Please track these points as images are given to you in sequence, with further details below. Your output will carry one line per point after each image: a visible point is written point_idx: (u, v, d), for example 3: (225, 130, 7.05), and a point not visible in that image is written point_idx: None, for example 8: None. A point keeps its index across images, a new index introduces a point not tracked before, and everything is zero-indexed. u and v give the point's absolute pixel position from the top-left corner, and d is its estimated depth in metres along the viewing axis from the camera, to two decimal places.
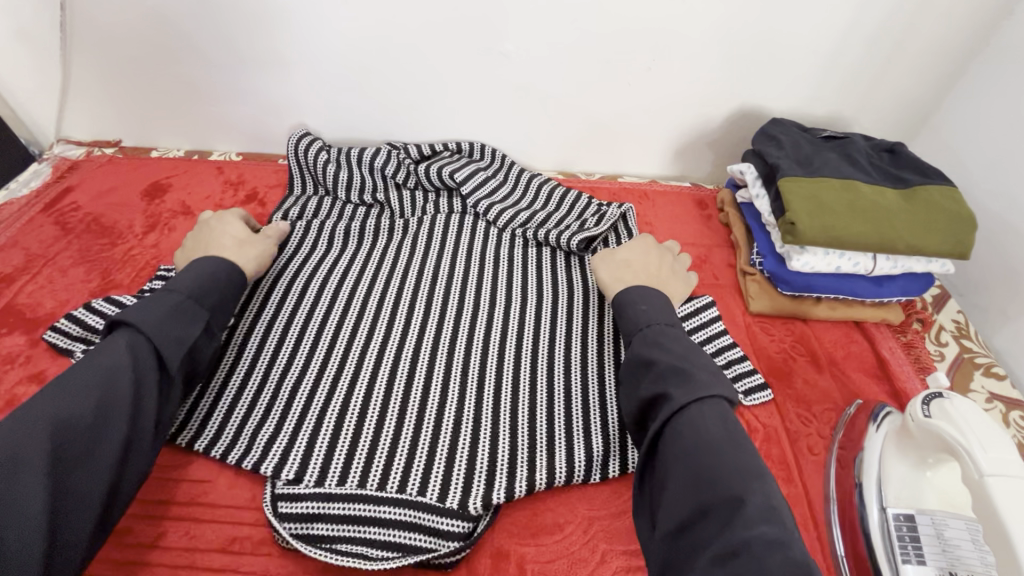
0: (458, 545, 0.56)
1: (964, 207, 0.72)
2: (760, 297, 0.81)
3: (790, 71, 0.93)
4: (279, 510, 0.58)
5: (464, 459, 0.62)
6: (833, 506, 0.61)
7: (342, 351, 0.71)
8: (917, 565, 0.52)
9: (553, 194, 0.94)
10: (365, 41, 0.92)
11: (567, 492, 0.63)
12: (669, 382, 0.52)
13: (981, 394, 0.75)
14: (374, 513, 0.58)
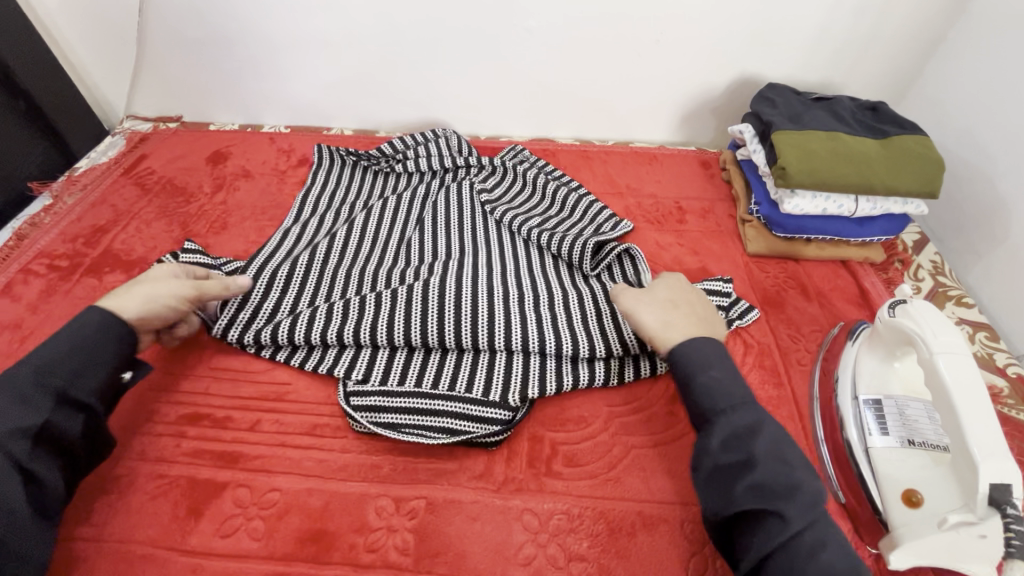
0: (500, 429, 0.67)
1: (935, 153, 0.82)
2: (757, 240, 0.92)
3: (785, 41, 1.03)
4: (351, 402, 0.70)
5: (502, 366, 0.73)
6: (816, 402, 0.72)
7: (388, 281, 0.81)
8: (883, 436, 0.63)
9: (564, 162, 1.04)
10: (402, 21, 1.03)
11: (589, 397, 0.74)
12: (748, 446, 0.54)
13: (952, 319, 0.85)
14: (430, 405, 0.69)
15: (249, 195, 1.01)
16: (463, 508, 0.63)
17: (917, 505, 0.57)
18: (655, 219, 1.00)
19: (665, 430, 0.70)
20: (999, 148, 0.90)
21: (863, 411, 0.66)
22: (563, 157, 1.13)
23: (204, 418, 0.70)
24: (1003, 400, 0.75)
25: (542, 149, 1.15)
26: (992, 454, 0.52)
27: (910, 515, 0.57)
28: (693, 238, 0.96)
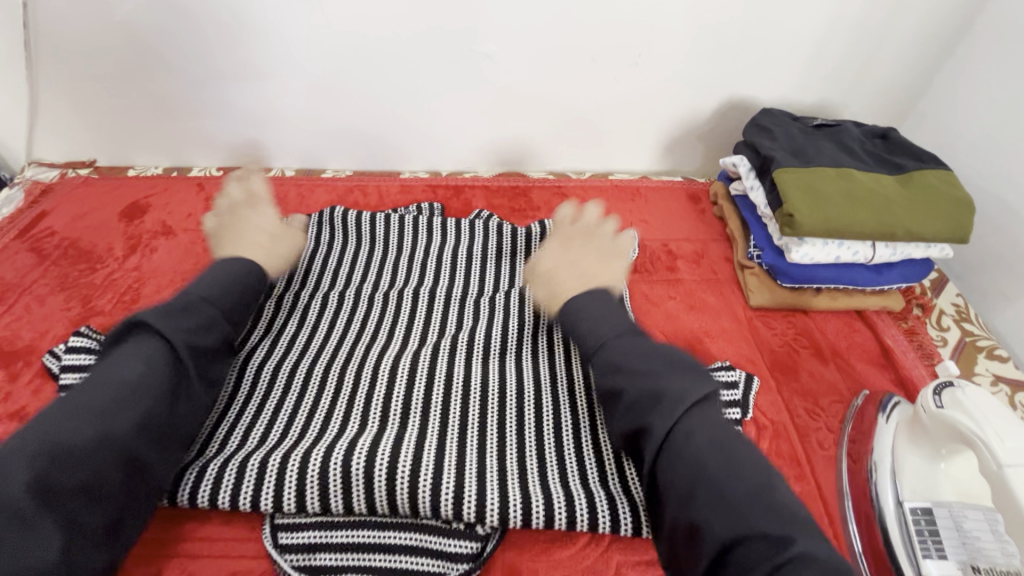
0: (467, 567, 0.55)
1: (962, 191, 0.71)
2: (761, 291, 0.80)
3: (776, 62, 0.92)
4: (278, 541, 0.56)
5: (474, 467, 0.58)
6: (847, 501, 0.60)
7: (321, 374, 0.67)
8: (941, 561, 0.51)
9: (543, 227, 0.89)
10: (345, 47, 0.90)
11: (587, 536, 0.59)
12: (600, 372, 0.56)
13: (987, 378, 0.74)
14: (377, 538, 0.56)
15: (168, 257, 0.86)
16: None
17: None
18: (644, 265, 0.87)
19: None
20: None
21: (909, 526, 0.54)
22: (536, 195, 1.00)
23: None
24: None
25: (511, 187, 1.02)
26: None
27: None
28: (687, 288, 0.84)
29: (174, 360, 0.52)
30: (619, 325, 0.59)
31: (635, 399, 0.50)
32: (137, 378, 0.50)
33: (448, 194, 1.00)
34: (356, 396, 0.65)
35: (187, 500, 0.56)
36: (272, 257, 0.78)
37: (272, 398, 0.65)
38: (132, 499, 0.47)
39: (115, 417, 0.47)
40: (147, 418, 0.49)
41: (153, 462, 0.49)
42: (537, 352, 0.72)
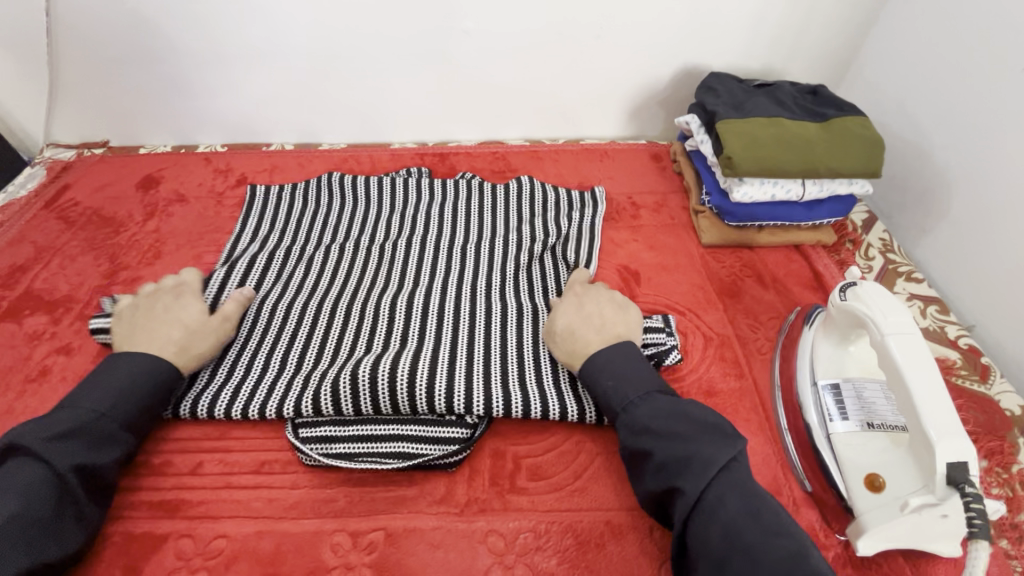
0: (458, 448, 0.65)
1: (874, 133, 0.83)
2: (711, 230, 0.91)
3: (724, 31, 1.03)
4: (300, 435, 0.66)
5: (464, 374, 0.68)
6: (777, 391, 0.72)
7: (332, 310, 0.78)
8: (844, 421, 0.63)
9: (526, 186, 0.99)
10: (336, 29, 1.00)
11: (565, 428, 0.69)
12: (630, 422, 0.58)
13: (903, 295, 0.87)
14: (386, 431, 0.66)
15: (183, 221, 0.96)
16: (424, 536, 0.60)
17: (879, 489, 0.56)
18: (610, 216, 0.98)
19: None
20: (935, 123, 0.92)
21: (821, 398, 0.66)
22: (514, 159, 1.11)
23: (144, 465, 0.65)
24: (956, 372, 0.76)
25: (491, 153, 1.12)
26: (945, 428, 0.52)
27: (872, 499, 0.57)
28: (648, 233, 0.95)
29: (51, 427, 0.55)
30: (622, 380, 0.62)
31: (665, 461, 0.54)
32: (27, 459, 0.53)
33: (434, 161, 1.10)
34: (363, 326, 0.75)
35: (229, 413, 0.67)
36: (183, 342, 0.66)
37: (289, 330, 0.75)
38: (43, 543, 0.51)
39: (5, 492, 0.50)
40: (37, 481, 0.52)
41: (45, 515, 0.51)
42: (521, 287, 0.82)
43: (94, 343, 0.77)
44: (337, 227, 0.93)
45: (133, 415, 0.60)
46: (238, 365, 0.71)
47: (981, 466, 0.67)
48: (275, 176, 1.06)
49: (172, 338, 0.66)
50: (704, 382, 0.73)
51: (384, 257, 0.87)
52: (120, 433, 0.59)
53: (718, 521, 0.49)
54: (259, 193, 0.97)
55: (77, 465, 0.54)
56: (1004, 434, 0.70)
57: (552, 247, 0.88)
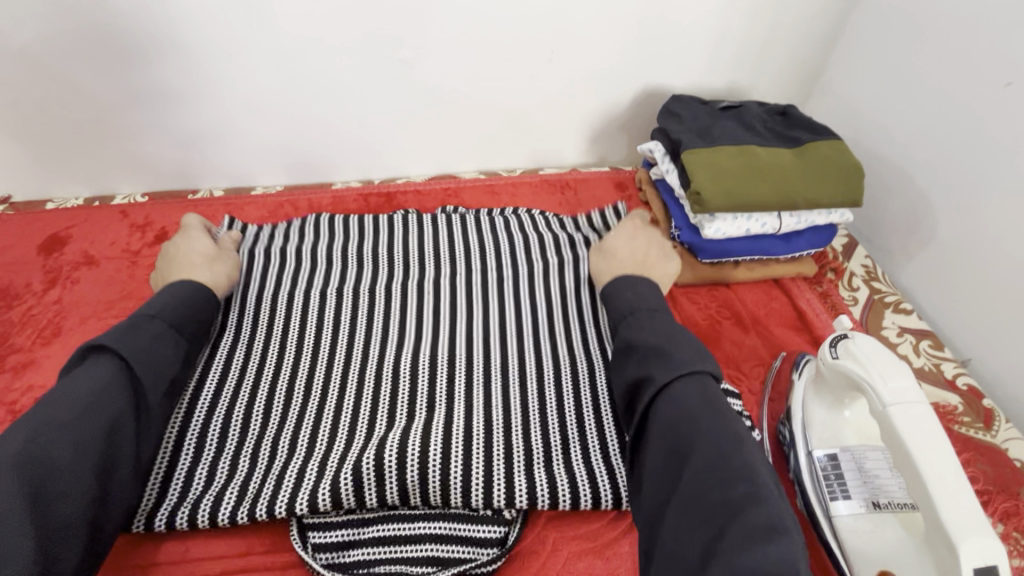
0: (495, 551, 0.56)
1: (851, 157, 0.76)
2: (684, 269, 0.83)
3: (683, 50, 0.96)
4: (309, 541, 0.57)
5: (500, 453, 0.60)
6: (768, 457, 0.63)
7: (269, 386, 0.67)
8: (846, 501, 0.55)
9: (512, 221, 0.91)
10: (266, 67, 0.91)
11: (539, 521, 0.60)
12: (650, 365, 0.54)
13: (893, 330, 0.80)
14: (408, 531, 0.57)
15: (91, 287, 0.84)
16: None
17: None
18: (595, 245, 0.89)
19: (620, 526, 0.59)
20: (911, 140, 0.86)
21: (818, 473, 0.57)
22: (467, 195, 1.02)
23: None
24: (959, 419, 0.69)
25: (442, 189, 1.03)
26: (967, 522, 0.44)
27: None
28: None
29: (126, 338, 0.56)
30: (670, 335, 0.57)
31: (673, 418, 0.49)
32: (100, 363, 0.54)
33: (380, 201, 1.00)
34: (364, 395, 0.66)
35: (143, 527, 0.57)
36: (216, 277, 0.73)
37: (217, 414, 0.64)
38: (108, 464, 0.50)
39: (76, 418, 0.50)
40: (105, 387, 0.52)
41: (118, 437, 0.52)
42: (487, 341, 0.73)
43: None
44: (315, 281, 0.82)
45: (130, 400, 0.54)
46: (153, 461, 0.60)
47: (997, 531, 0.60)
48: None
49: (193, 261, 0.72)
50: None
51: (332, 317, 0.76)
52: (169, 332, 0.60)
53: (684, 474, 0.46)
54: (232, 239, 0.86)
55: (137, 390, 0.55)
56: (1017, 490, 0.63)
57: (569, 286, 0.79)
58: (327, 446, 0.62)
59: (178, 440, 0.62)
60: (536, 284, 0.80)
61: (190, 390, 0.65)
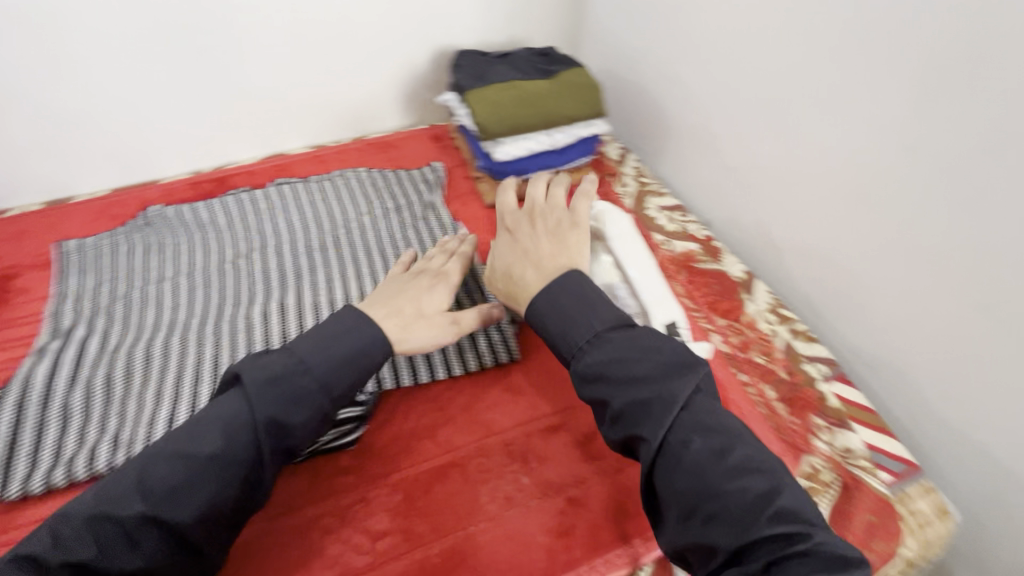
0: (353, 427, 0.68)
1: (592, 79, 0.97)
2: (491, 192, 1.01)
3: (460, 11, 1.12)
4: None
5: None
6: None
7: (128, 356, 0.75)
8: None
9: (345, 185, 1.03)
10: (60, 72, 0.92)
11: (393, 399, 0.73)
12: (638, 421, 0.51)
13: (654, 209, 1.03)
14: None
15: None
16: (255, 547, 0.60)
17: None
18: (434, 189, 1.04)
19: (456, 387, 0.74)
20: (645, 61, 1.09)
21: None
22: (297, 167, 1.10)
23: None
24: (697, 259, 0.93)
25: (272, 166, 1.10)
26: (660, 302, 0.71)
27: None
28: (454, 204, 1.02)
29: (263, 371, 0.55)
30: (631, 344, 0.55)
31: (693, 457, 0.49)
32: (236, 393, 0.55)
33: (212, 186, 1.05)
34: (223, 344, 0.77)
35: (23, 489, 0.63)
36: (410, 309, 0.66)
37: (77, 389, 0.71)
38: (221, 493, 0.51)
39: (207, 425, 0.53)
40: (231, 421, 0.53)
41: (243, 462, 0.52)
42: (328, 283, 0.86)
43: None
44: (161, 265, 0.89)
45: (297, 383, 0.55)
46: (19, 438, 0.66)
47: (720, 323, 0.84)
48: (21, 243, 0.94)
49: (404, 314, 0.65)
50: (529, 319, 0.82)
51: (183, 293, 0.85)
52: (314, 394, 0.56)
53: (706, 492, 0.47)
54: (66, 249, 0.90)
55: (208, 452, 0.51)
56: (734, 294, 0.88)
57: (398, 230, 0.95)
58: (193, 389, 0.71)
59: (44, 415, 0.68)
60: (370, 233, 0.94)
61: (46, 373, 0.72)
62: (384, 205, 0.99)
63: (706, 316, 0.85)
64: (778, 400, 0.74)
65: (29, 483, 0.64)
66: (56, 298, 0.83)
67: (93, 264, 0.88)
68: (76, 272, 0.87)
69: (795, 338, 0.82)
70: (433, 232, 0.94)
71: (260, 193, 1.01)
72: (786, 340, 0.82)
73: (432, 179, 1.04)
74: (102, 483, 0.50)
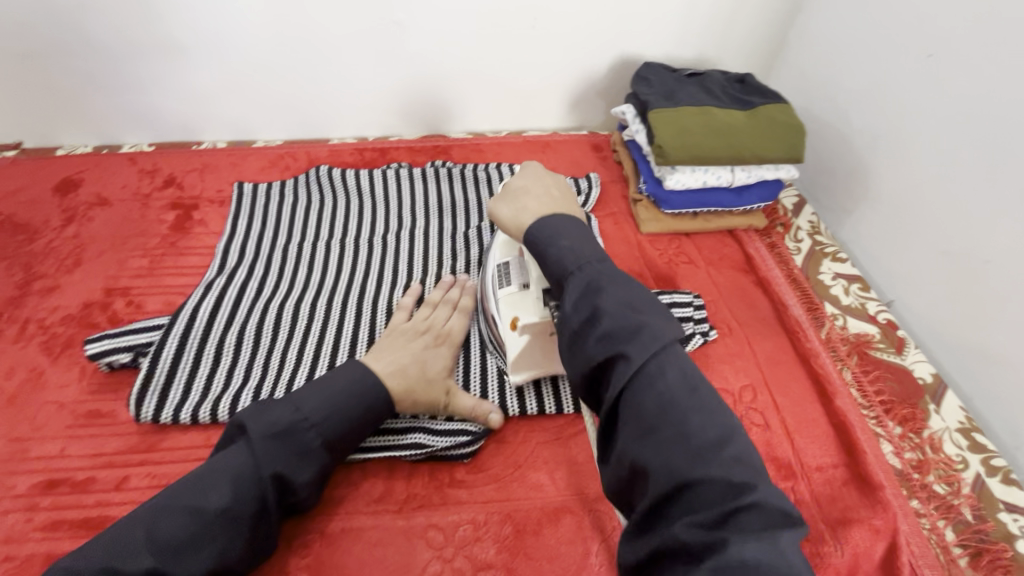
0: (472, 441, 0.65)
1: (797, 119, 0.86)
2: (648, 219, 0.93)
3: (659, 22, 1.04)
4: None
5: (478, 370, 0.72)
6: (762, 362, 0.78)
7: (278, 309, 0.77)
8: (506, 286, 0.67)
9: (499, 180, 1.01)
10: (276, 32, 0.98)
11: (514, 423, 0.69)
12: (620, 341, 0.45)
13: (828, 275, 0.90)
14: (401, 425, 0.66)
15: (105, 224, 0.91)
16: (363, 538, 0.59)
17: (514, 326, 0.64)
18: (598, 205, 1.00)
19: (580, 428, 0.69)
20: (854, 109, 0.96)
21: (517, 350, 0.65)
22: (455, 152, 1.10)
23: (77, 485, 0.63)
24: (874, 346, 0.80)
25: (433, 146, 1.11)
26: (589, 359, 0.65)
27: (512, 336, 0.65)
28: (617, 223, 0.96)
29: (271, 424, 0.54)
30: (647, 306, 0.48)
31: (608, 319, 0.46)
32: (243, 446, 0.54)
33: (374, 155, 1.08)
34: (363, 319, 0.77)
35: (172, 416, 0.67)
36: (435, 374, 0.65)
37: (232, 330, 0.74)
38: (233, 546, 0.50)
39: (216, 479, 0.51)
40: (241, 475, 0.52)
41: (249, 516, 0.51)
42: (469, 280, 0.84)
43: (5, 358, 0.73)
44: (321, 224, 0.93)
45: (337, 435, 0.57)
46: (177, 366, 0.69)
47: (895, 432, 0.72)
48: (206, 175, 1.02)
49: (407, 375, 0.63)
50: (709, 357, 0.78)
51: (334, 257, 0.87)
52: (320, 450, 0.56)
53: (660, 436, 0.41)
54: (243, 190, 0.96)
55: (278, 474, 0.53)
56: (915, 401, 0.74)
57: None
58: (328, 358, 0.72)
59: (200, 346, 0.71)
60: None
61: (209, 306, 0.76)
62: None
63: (878, 419, 0.73)
64: (957, 546, 0.63)
65: (177, 411, 0.67)
66: (227, 238, 0.88)
67: (262, 211, 0.93)
68: (248, 215, 0.92)
69: (989, 475, 0.67)
70: None
71: (418, 172, 1.02)
72: (977, 476, 0.67)
73: (583, 187, 0.99)
74: (177, 491, 0.51)
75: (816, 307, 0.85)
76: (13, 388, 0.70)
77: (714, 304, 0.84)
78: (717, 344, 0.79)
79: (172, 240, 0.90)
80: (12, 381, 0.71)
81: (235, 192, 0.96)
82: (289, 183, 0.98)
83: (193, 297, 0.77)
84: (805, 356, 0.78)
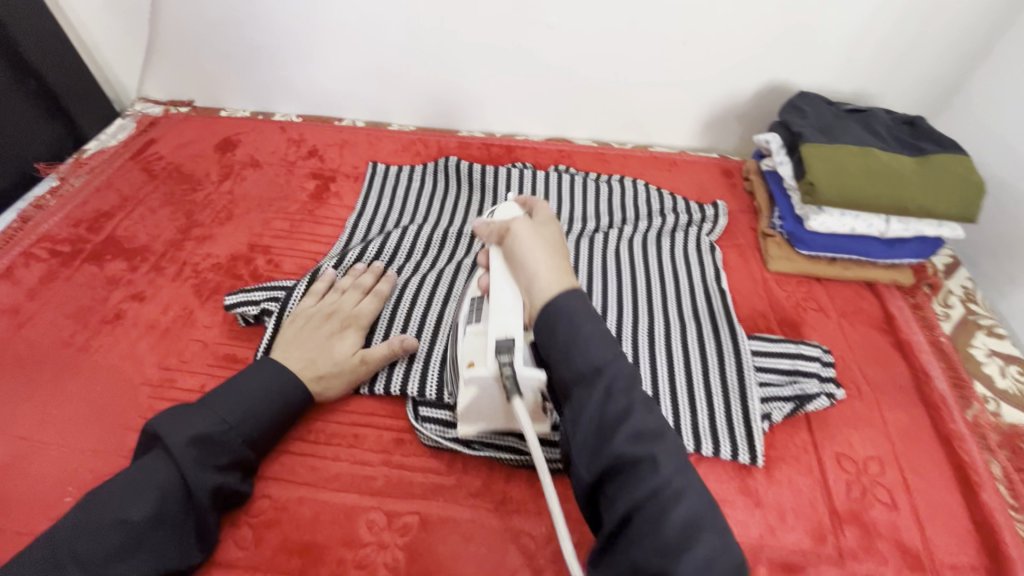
0: None
1: (977, 175, 0.78)
2: (780, 258, 0.88)
3: (821, 49, 0.98)
4: (421, 414, 0.68)
5: None
6: (893, 435, 0.71)
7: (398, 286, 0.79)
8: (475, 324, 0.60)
9: (622, 194, 0.99)
10: (431, 23, 1.02)
11: None
12: (678, 533, 0.40)
13: (982, 350, 0.81)
14: None
15: (255, 184, 0.99)
16: (458, 530, 0.60)
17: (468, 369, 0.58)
18: (724, 234, 0.95)
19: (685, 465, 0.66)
20: None
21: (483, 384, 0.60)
22: (579, 158, 1.10)
23: None
24: None
25: (557, 150, 1.11)
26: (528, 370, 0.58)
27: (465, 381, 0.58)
28: (742, 255, 0.91)
29: (188, 431, 0.56)
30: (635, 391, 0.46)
31: (677, 515, 0.41)
32: (161, 456, 0.55)
33: (500, 152, 1.10)
34: None
35: None
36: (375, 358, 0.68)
37: None
38: (166, 549, 0.52)
39: (141, 490, 0.52)
40: (164, 484, 0.53)
41: (178, 521, 0.53)
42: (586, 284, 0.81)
43: (164, 294, 0.81)
44: (446, 213, 0.95)
45: (256, 434, 0.60)
46: None
47: None
48: (344, 151, 1.08)
49: (312, 366, 0.66)
50: (832, 417, 0.71)
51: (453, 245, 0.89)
52: (241, 449, 0.59)
53: None
54: (378, 171, 1.00)
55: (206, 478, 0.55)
56: None
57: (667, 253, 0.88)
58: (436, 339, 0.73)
59: None
60: (632, 248, 0.88)
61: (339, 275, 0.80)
62: (657, 226, 0.93)
63: None
64: None
65: None
66: (360, 214, 0.93)
67: (393, 192, 0.98)
68: (380, 195, 0.97)
69: None
70: (706, 271, 0.85)
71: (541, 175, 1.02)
72: None
73: (710, 214, 0.95)
74: (96, 506, 0.51)
75: (965, 384, 0.76)
76: (167, 322, 0.78)
77: (842, 361, 0.78)
78: (844, 405, 0.73)
79: (311, 207, 0.96)
80: (167, 316, 0.79)
81: (371, 171, 1.01)
82: (419, 169, 1.01)
83: (326, 264, 0.82)
84: (946, 437, 0.70)
